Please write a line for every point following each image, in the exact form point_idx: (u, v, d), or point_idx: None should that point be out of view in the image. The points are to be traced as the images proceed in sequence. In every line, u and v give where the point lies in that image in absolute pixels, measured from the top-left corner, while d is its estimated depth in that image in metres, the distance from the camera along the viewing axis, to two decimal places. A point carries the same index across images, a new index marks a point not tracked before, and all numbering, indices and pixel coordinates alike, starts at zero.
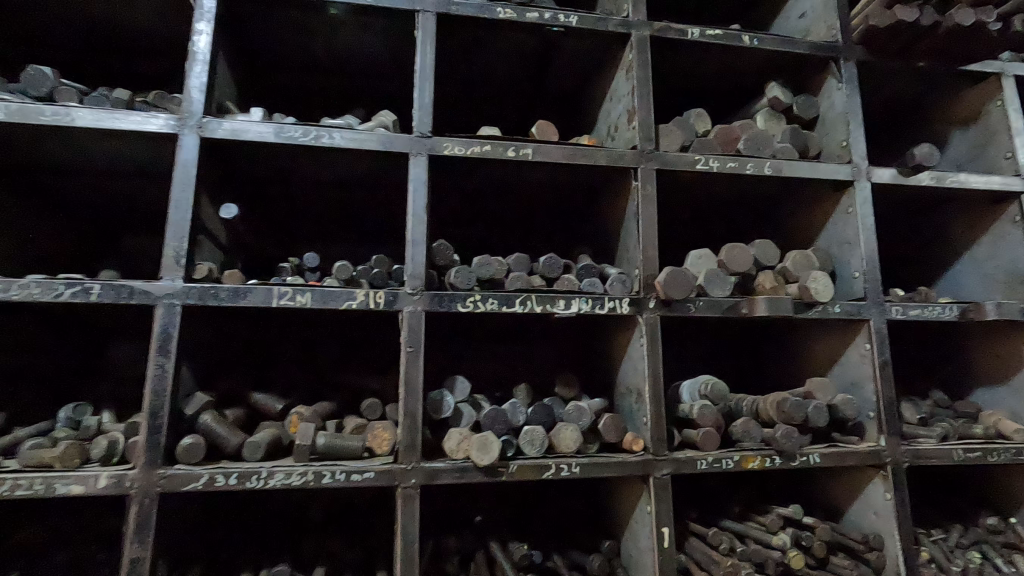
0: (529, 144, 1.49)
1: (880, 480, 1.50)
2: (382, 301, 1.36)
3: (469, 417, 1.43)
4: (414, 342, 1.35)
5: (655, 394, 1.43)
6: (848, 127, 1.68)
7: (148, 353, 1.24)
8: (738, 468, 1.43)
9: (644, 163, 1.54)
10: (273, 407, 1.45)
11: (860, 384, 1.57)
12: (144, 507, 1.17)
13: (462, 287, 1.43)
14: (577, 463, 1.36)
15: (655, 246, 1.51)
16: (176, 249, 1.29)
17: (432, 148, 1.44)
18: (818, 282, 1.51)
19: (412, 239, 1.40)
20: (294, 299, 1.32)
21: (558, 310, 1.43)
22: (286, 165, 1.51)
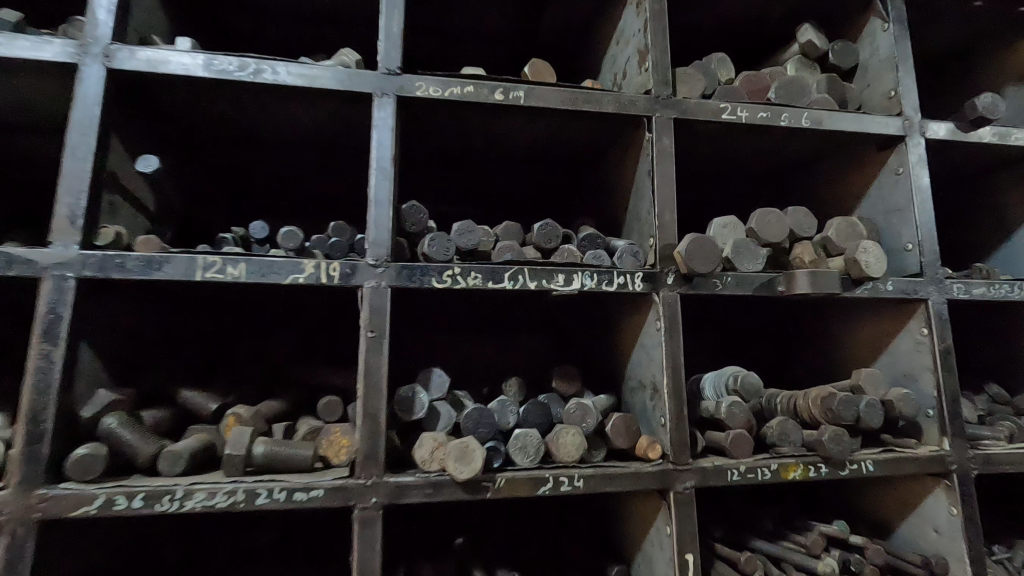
0: (521, 86, 1.22)
1: (943, 491, 1.25)
2: (336, 275, 1.08)
3: (448, 418, 1.17)
4: (377, 325, 1.08)
5: (675, 390, 1.16)
6: (897, 74, 1.42)
7: (30, 339, 0.96)
8: (777, 479, 1.17)
9: (660, 112, 1.27)
10: (205, 407, 1.18)
11: (917, 376, 1.31)
12: (19, 539, 0.90)
13: (438, 259, 1.16)
14: (580, 476, 1.10)
15: (673, 210, 1.25)
16: (71, 208, 1.01)
17: (401, 89, 1.17)
18: (869, 254, 1.25)
19: (376, 199, 1.13)
20: (223, 272, 1.04)
21: (556, 287, 1.17)
22: (222, 112, 1.23)
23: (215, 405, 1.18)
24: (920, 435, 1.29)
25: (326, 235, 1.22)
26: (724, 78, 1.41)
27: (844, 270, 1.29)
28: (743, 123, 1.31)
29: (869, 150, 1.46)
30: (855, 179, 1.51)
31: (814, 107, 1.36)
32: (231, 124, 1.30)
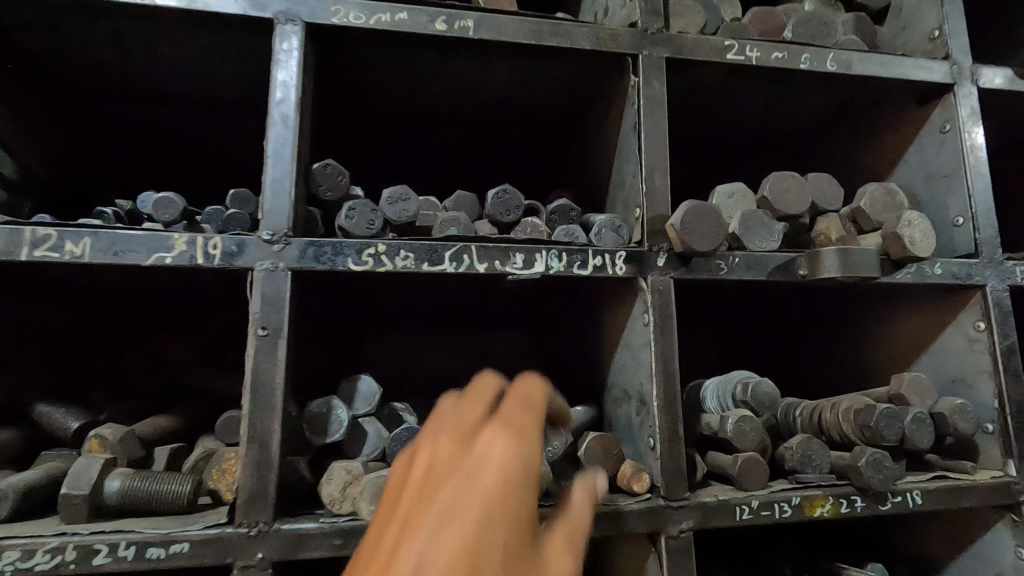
0: (469, 13, 0.95)
1: (1007, 528, 0.98)
2: (217, 254, 0.82)
3: (376, 440, 0.91)
4: (271, 320, 0.81)
5: (668, 403, 0.90)
6: (942, 9, 1.15)
7: None
8: (800, 517, 0.90)
9: (649, 50, 1.00)
10: (63, 427, 0.91)
11: (972, 383, 1.04)
12: None
13: (359, 234, 0.89)
14: (543, 518, 0.83)
15: (666, 173, 0.98)
16: None
17: (312, 13, 0.89)
18: (915, 228, 0.98)
19: (274, 155, 0.86)
20: (59, 250, 0.77)
21: (514, 270, 0.90)
22: (88, 51, 0.96)
23: (76, 423, 0.92)
24: (977, 457, 1.02)
25: (224, 206, 0.97)
26: (730, 16, 1.14)
27: (880, 249, 1.02)
28: (754, 66, 1.05)
29: (907, 105, 1.19)
30: (887, 141, 1.24)
31: (842, 47, 1.09)
32: (108, 70, 1.03)
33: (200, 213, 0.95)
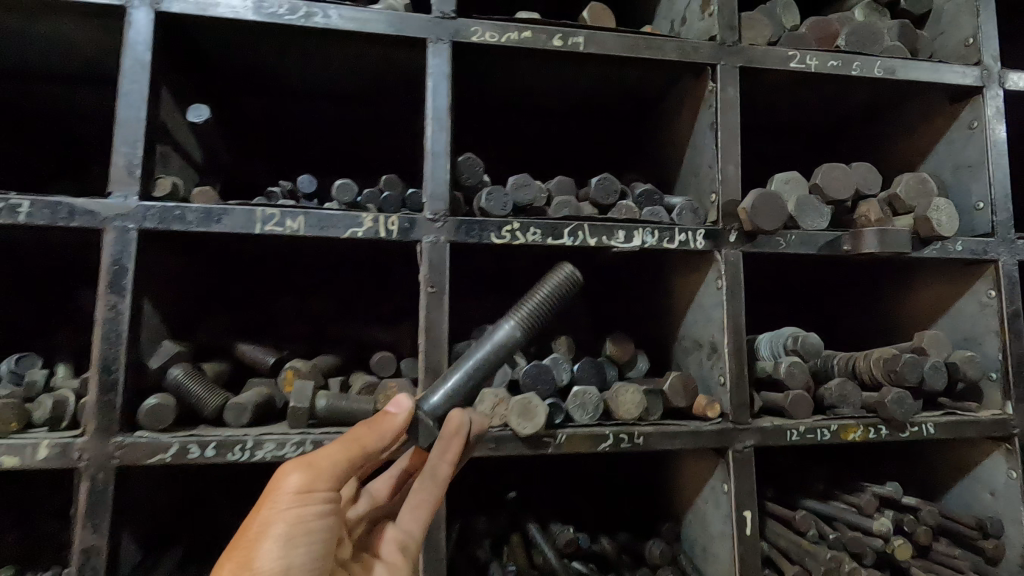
0: (580, 31, 1.15)
1: (1002, 455, 1.23)
2: (394, 228, 1.06)
3: (502, 376, 1.14)
4: (436, 280, 1.06)
5: (735, 351, 1.14)
6: (978, 18, 1.32)
7: (97, 290, 0.96)
8: (837, 440, 1.15)
9: (724, 60, 1.20)
10: (263, 361, 1.19)
11: (982, 340, 1.27)
12: (98, 484, 0.93)
13: (496, 214, 1.13)
14: (640, 433, 1.09)
15: (736, 165, 1.19)
16: (128, 157, 1.00)
17: (456, 33, 1.11)
18: (941, 212, 1.19)
19: (433, 150, 1.09)
20: (282, 225, 1.02)
21: (616, 244, 1.13)
22: (269, 61, 1.20)
23: (272, 358, 1.19)
24: (981, 399, 1.26)
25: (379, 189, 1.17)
26: (790, 25, 1.33)
27: (911, 228, 1.24)
28: (812, 73, 1.24)
29: (941, 102, 1.38)
30: (920, 134, 1.44)
31: (887, 55, 1.28)
32: (274, 76, 1.26)
33: (361, 193, 1.16)
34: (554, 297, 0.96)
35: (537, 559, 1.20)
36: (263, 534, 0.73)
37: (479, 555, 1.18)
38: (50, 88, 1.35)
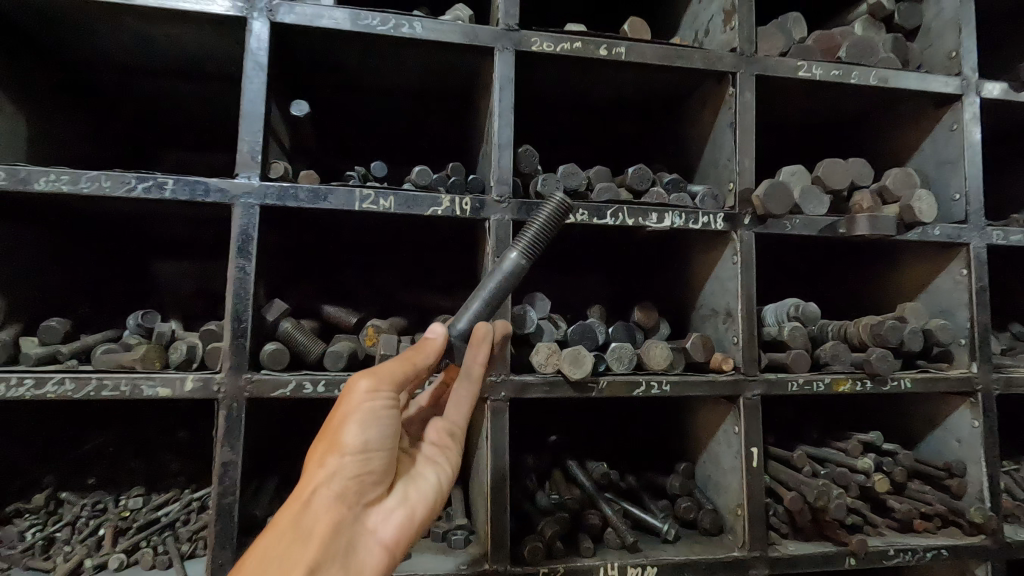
0: (621, 42, 1.36)
1: (967, 408, 1.46)
2: (468, 208, 1.27)
3: (552, 333, 1.34)
4: (502, 252, 1.27)
5: (748, 315, 1.36)
6: (961, 35, 1.53)
7: (228, 255, 1.17)
8: (830, 390, 1.38)
9: (743, 69, 1.41)
10: (347, 320, 1.37)
11: (954, 311, 1.50)
12: (232, 412, 1.14)
13: (550, 197, 1.33)
14: (667, 381, 1.31)
15: (752, 159, 1.40)
16: (251, 145, 1.20)
17: (519, 43, 1.31)
18: (923, 201, 1.41)
19: (499, 143, 1.30)
20: (377, 204, 1.23)
21: (650, 224, 1.35)
22: (353, 63, 1.39)
23: (354, 317, 1.37)
24: (951, 361, 1.49)
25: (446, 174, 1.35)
26: (798, 37, 1.53)
27: (897, 215, 1.46)
28: (817, 80, 1.45)
29: (927, 107, 1.59)
30: (909, 133, 1.65)
31: (881, 66, 1.49)
32: (353, 75, 1.46)
33: (432, 177, 1.34)
34: (553, 223, 1.09)
35: (577, 489, 1.42)
36: (343, 422, 0.93)
37: (528, 484, 1.40)
38: (152, 82, 1.54)
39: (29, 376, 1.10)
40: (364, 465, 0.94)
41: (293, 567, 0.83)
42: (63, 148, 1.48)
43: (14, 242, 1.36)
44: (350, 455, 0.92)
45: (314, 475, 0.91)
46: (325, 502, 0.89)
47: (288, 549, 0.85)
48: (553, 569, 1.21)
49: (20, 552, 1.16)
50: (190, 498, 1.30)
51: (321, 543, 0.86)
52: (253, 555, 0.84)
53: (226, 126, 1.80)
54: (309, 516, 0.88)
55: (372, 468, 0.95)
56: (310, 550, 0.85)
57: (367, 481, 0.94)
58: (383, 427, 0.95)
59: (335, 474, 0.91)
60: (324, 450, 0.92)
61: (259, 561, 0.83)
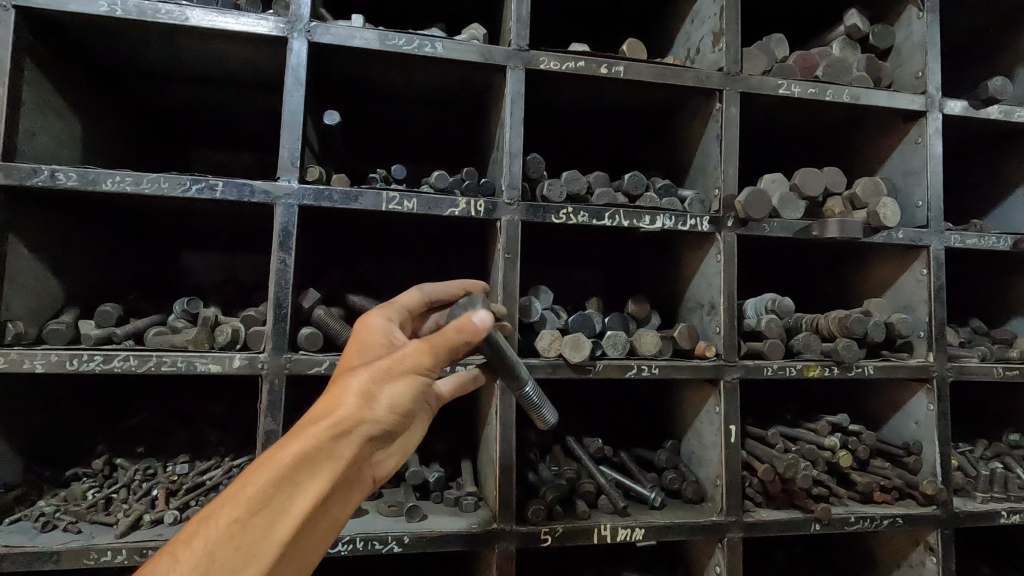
0: (620, 62, 1.51)
1: (924, 393, 1.64)
2: (482, 210, 1.43)
3: (554, 322, 1.51)
4: (511, 249, 1.43)
5: (729, 308, 1.52)
6: (926, 57, 1.69)
7: (271, 248, 1.32)
8: (801, 375, 1.55)
9: (730, 87, 1.56)
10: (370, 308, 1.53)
11: (915, 307, 1.67)
12: (274, 386, 1.30)
13: (554, 200, 1.49)
14: (656, 365, 1.48)
15: (735, 167, 1.56)
16: (291, 151, 1.35)
17: (529, 62, 1.46)
18: (887, 207, 1.58)
19: (510, 151, 1.45)
20: (402, 205, 1.38)
21: (644, 225, 1.51)
22: (378, 75, 1.54)
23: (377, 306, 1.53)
24: (912, 351, 1.66)
25: (462, 178, 1.50)
26: (781, 57, 1.69)
27: (865, 220, 1.62)
28: (795, 97, 1.61)
29: (896, 121, 1.75)
30: (880, 145, 1.82)
31: (854, 85, 1.65)
32: (377, 86, 1.61)
33: (449, 180, 1.49)
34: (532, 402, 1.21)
35: (575, 461, 1.59)
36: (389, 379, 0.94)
37: (532, 456, 1.57)
38: (192, 90, 1.68)
39: (97, 353, 1.24)
40: (397, 422, 0.94)
41: (316, 488, 0.87)
42: (109, 147, 1.62)
43: (72, 234, 1.51)
44: (390, 406, 0.92)
45: (354, 412, 0.90)
46: (356, 441, 0.90)
47: (317, 468, 0.87)
48: (554, 529, 1.38)
49: (85, 508, 1.30)
50: (230, 465, 1.46)
51: (344, 474, 0.89)
52: (282, 460, 0.85)
53: (253, 130, 1.95)
54: (340, 447, 0.89)
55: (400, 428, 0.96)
56: (336, 477, 0.89)
57: (395, 433, 0.95)
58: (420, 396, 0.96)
59: (372, 419, 0.91)
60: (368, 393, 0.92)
61: (290, 471, 0.85)
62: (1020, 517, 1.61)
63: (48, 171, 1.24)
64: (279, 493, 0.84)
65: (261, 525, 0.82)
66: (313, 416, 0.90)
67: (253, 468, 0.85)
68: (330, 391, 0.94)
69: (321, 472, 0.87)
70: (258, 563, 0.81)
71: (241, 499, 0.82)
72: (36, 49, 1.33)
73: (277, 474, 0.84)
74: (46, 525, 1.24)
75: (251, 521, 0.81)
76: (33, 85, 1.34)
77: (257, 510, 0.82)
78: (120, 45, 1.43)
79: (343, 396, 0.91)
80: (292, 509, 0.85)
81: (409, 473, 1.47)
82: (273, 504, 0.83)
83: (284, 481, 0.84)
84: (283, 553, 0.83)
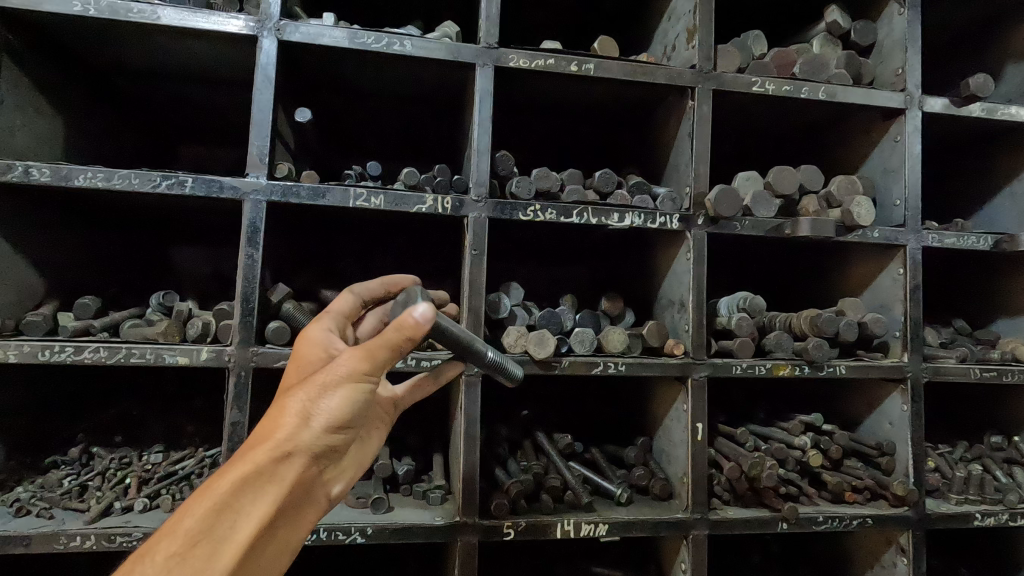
0: (590, 59, 1.51)
1: (899, 393, 1.62)
2: (449, 206, 1.44)
3: (523, 318, 1.52)
4: (478, 245, 1.44)
5: (698, 306, 1.52)
6: (906, 54, 1.66)
7: (239, 244, 1.35)
8: (771, 374, 1.54)
9: (702, 84, 1.56)
10: None
11: (891, 306, 1.65)
12: (241, 379, 1.33)
13: (523, 197, 1.50)
14: (623, 362, 1.48)
15: (707, 165, 1.55)
16: (260, 148, 1.37)
17: (498, 60, 1.46)
18: (861, 206, 1.56)
19: (478, 148, 1.46)
20: (368, 201, 1.40)
21: (612, 223, 1.50)
22: (350, 72, 1.56)
23: None
24: (887, 351, 1.65)
25: (433, 175, 1.51)
26: (758, 53, 1.65)
27: (839, 219, 1.61)
28: (770, 95, 1.60)
29: (876, 119, 1.73)
30: (861, 143, 1.80)
31: (831, 82, 1.63)
32: (351, 84, 1.63)
33: (420, 177, 1.50)
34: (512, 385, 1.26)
35: (544, 457, 1.61)
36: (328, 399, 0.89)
37: (500, 451, 1.59)
38: (173, 87, 1.71)
39: (69, 344, 1.28)
40: (339, 438, 0.91)
41: (257, 512, 0.85)
42: (91, 144, 1.66)
43: (53, 228, 1.55)
44: (332, 420, 0.89)
45: (292, 434, 0.87)
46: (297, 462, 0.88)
47: (258, 492, 0.85)
48: (516, 522, 1.39)
49: (59, 495, 1.34)
50: (202, 455, 1.49)
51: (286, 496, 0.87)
52: (219, 490, 0.83)
53: (237, 126, 1.98)
54: (281, 470, 0.87)
55: (345, 443, 0.93)
56: (280, 498, 0.87)
57: (340, 447, 0.93)
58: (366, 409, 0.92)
59: (312, 438, 0.88)
60: (303, 415, 0.89)
61: (230, 498, 0.83)
62: (993, 519, 1.59)
63: (22, 167, 1.27)
64: (220, 521, 0.82)
65: (201, 559, 0.79)
66: (252, 441, 0.87)
67: (191, 500, 0.83)
68: (268, 412, 0.91)
69: (262, 496, 0.85)
70: None
71: (178, 533, 0.80)
72: (14, 48, 1.37)
73: (213, 504, 0.82)
74: (20, 511, 1.28)
75: (191, 555, 0.79)
76: (11, 82, 1.37)
77: (196, 543, 0.80)
78: (97, 44, 1.46)
79: (278, 420, 0.88)
80: (235, 537, 0.83)
81: (378, 466, 1.49)
82: (214, 535, 0.81)
83: (224, 509, 0.83)
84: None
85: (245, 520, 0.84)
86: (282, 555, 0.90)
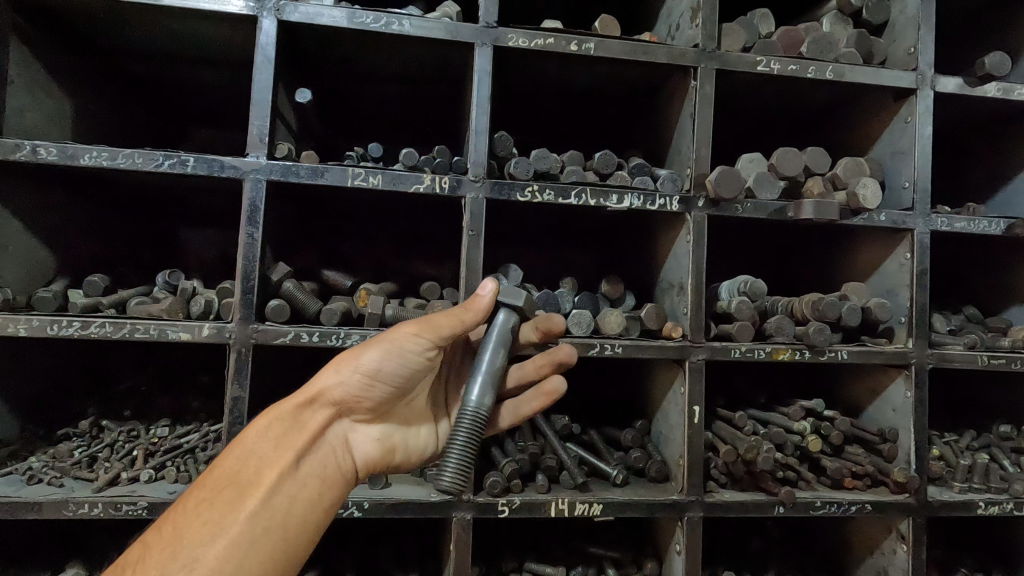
0: (591, 38, 1.49)
1: (902, 380, 1.60)
2: (446, 187, 1.44)
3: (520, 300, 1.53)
4: (475, 226, 1.44)
5: (697, 288, 1.51)
6: (919, 32, 1.61)
7: (239, 223, 1.36)
8: (771, 358, 1.52)
9: (705, 63, 1.53)
10: (343, 283, 1.58)
11: (897, 292, 1.62)
12: (242, 355, 1.36)
13: (521, 178, 1.49)
14: (620, 343, 1.47)
15: (709, 146, 1.53)
16: (260, 128, 1.39)
17: (497, 39, 1.45)
18: (867, 188, 1.53)
19: (476, 129, 1.46)
20: (366, 181, 1.40)
21: (611, 204, 1.49)
22: (352, 53, 1.56)
23: (349, 281, 1.58)
24: (892, 337, 1.62)
25: (433, 155, 1.51)
26: (764, 32, 1.62)
27: (844, 201, 1.58)
28: (775, 75, 1.57)
29: (887, 99, 1.69)
30: (869, 125, 1.76)
31: (839, 60, 1.59)
32: (352, 65, 1.63)
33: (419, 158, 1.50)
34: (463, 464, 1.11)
35: (542, 437, 1.62)
36: (353, 358, 1.14)
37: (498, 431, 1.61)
38: (179, 69, 1.74)
39: (76, 319, 1.32)
40: (373, 383, 1.16)
41: (280, 458, 1.05)
42: (99, 126, 1.69)
43: (63, 208, 1.59)
44: (357, 373, 1.14)
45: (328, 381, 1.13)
46: (317, 410, 1.13)
47: (278, 445, 1.06)
48: (510, 500, 1.41)
49: (69, 465, 1.38)
50: (207, 430, 1.53)
51: (304, 443, 1.08)
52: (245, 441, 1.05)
53: (241, 109, 2.01)
54: (305, 417, 1.11)
55: (375, 395, 1.17)
56: (298, 444, 1.08)
57: (363, 399, 1.16)
58: (397, 364, 1.16)
59: (347, 383, 1.14)
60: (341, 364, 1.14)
61: (256, 447, 1.05)
62: (997, 508, 1.57)
63: (30, 146, 1.30)
64: (244, 469, 1.02)
65: (225, 499, 0.98)
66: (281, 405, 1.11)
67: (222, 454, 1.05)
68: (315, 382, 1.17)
69: (285, 443, 1.07)
70: (232, 525, 0.96)
71: (210, 480, 1.01)
72: (22, 29, 1.40)
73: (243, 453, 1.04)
74: (31, 478, 1.33)
75: (219, 497, 0.99)
76: (20, 63, 1.40)
77: (221, 490, 1.00)
78: (101, 25, 1.48)
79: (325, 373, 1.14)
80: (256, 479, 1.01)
81: None
82: (237, 479, 1.01)
83: (243, 457, 1.04)
84: (254, 517, 0.98)
85: (268, 464, 1.03)
86: (302, 502, 1.04)
